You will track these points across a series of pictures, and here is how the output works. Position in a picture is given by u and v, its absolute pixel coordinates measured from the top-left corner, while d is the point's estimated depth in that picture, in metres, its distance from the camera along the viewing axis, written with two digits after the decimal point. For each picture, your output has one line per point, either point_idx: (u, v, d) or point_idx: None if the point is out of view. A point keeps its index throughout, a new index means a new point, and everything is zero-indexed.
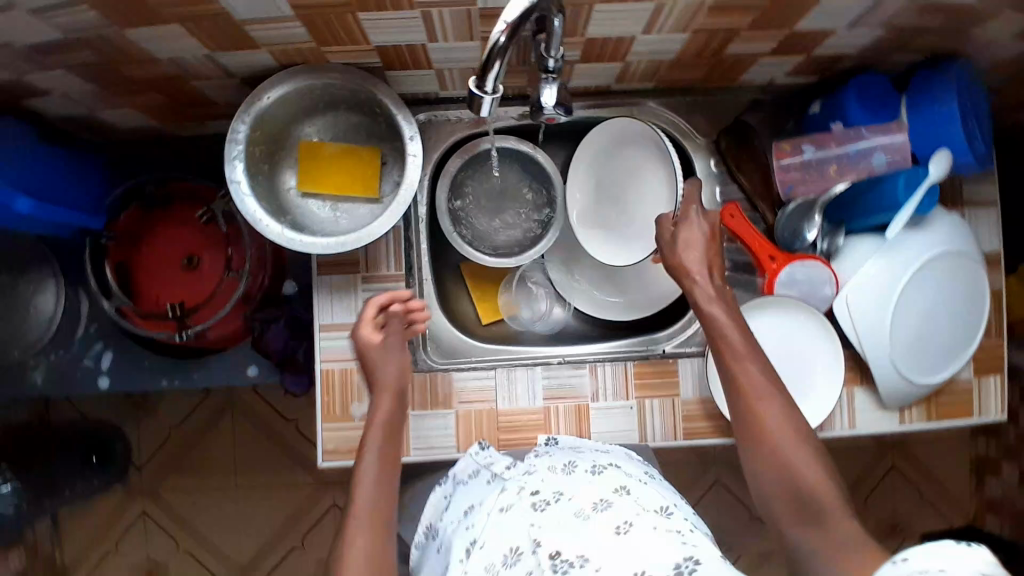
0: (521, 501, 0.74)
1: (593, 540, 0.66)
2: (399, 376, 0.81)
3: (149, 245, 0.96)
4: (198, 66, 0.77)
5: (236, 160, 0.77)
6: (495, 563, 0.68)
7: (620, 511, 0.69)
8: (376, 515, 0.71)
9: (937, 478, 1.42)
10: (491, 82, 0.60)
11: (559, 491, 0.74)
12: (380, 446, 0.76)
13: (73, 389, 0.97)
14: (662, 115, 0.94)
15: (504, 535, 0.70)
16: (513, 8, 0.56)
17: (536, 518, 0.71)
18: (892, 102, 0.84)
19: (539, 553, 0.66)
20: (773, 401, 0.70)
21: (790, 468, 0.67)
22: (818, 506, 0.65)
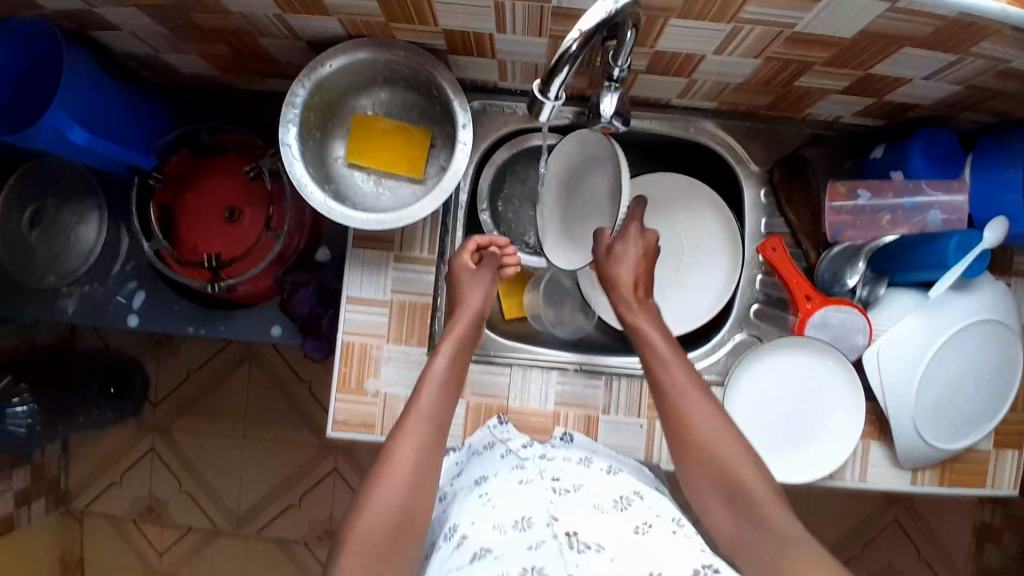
0: (542, 482, 0.74)
1: (611, 531, 0.67)
2: (480, 308, 0.86)
3: (194, 193, 0.98)
4: (267, 25, 0.78)
5: (290, 123, 0.78)
6: (503, 523, 0.68)
7: (638, 513, 0.70)
8: (433, 421, 0.75)
9: (939, 539, 1.39)
10: (555, 89, 0.61)
11: (580, 483, 0.75)
12: (447, 361, 0.80)
13: (104, 321, 1.00)
14: (719, 135, 0.91)
15: (516, 504, 0.70)
16: (591, 17, 0.54)
17: (554, 499, 0.71)
18: (956, 162, 0.81)
19: (555, 527, 0.67)
20: (702, 398, 0.76)
21: (714, 459, 0.72)
22: (750, 496, 0.69)
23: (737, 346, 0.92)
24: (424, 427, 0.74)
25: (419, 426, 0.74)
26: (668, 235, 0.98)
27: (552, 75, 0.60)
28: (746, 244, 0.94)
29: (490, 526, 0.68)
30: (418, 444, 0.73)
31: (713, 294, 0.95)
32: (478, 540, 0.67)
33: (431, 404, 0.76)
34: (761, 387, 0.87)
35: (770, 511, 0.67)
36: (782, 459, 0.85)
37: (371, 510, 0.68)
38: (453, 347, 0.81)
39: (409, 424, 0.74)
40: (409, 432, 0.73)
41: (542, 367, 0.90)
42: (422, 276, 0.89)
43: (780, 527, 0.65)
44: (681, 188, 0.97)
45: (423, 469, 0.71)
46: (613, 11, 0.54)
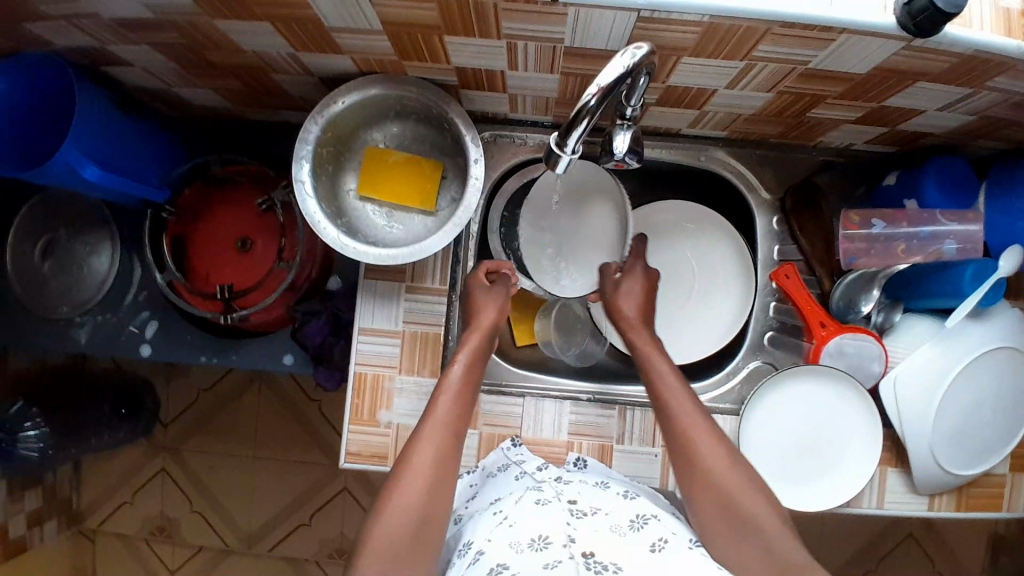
0: (558, 504, 0.73)
1: (628, 551, 0.67)
2: (496, 320, 0.86)
3: (207, 223, 0.99)
4: (279, 61, 0.78)
5: (303, 159, 0.78)
6: (520, 542, 0.67)
7: (654, 530, 0.70)
8: (450, 427, 0.76)
9: (954, 552, 1.38)
10: (572, 142, 0.60)
11: (595, 507, 0.75)
12: (463, 368, 0.81)
13: (116, 351, 1.01)
14: (729, 164, 0.91)
15: (534, 523, 0.69)
16: (609, 71, 0.55)
17: (571, 521, 0.71)
18: (970, 190, 0.80)
19: (573, 549, 0.66)
20: (700, 419, 0.77)
21: (714, 479, 0.72)
22: (749, 520, 0.69)
23: (751, 374, 0.91)
24: (443, 431, 0.75)
25: (434, 430, 0.75)
26: (678, 262, 0.98)
27: (568, 130, 0.59)
28: (758, 272, 0.93)
29: (507, 544, 0.67)
30: (436, 450, 0.73)
31: (726, 321, 0.95)
32: (494, 557, 0.66)
33: (448, 411, 0.77)
34: (777, 414, 0.86)
35: (775, 531, 0.68)
36: (798, 488, 0.84)
37: (388, 515, 0.68)
38: (469, 357, 0.82)
39: (427, 430, 0.75)
40: (427, 437, 0.74)
41: (555, 397, 0.90)
42: (435, 307, 0.89)
43: (781, 550, 0.66)
44: (692, 217, 0.97)
45: (439, 477, 0.72)
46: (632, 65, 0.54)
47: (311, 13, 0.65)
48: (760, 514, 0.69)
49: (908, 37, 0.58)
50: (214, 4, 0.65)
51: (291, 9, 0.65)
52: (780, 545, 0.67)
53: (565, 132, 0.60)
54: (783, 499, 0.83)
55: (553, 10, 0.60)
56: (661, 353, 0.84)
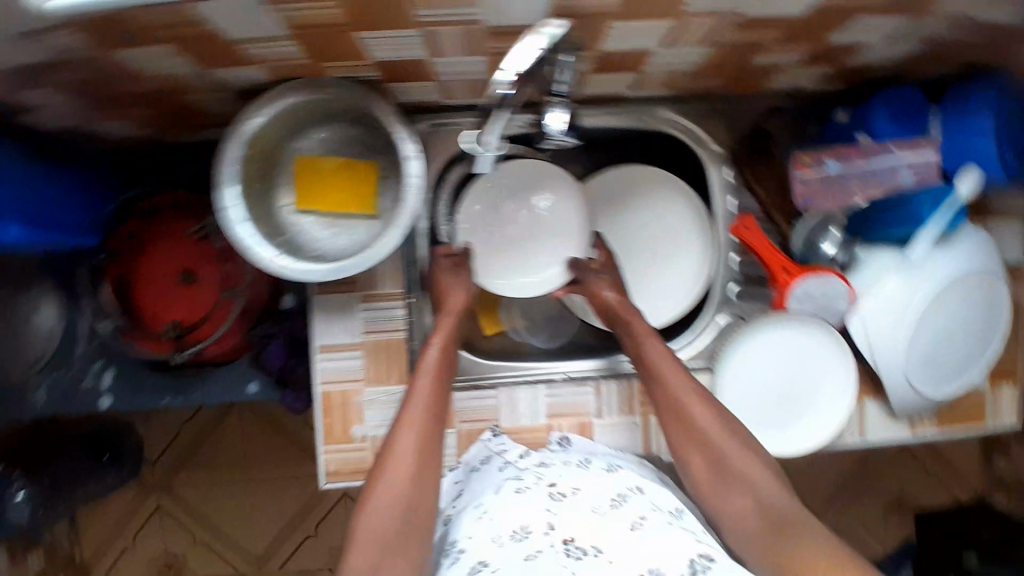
0: (538, 488, 0.73)
1: (608, 531, 0.66)
2: (467, 300, 0.85)
3: (143, 262, 0.93)
4: (190, 81, 0.73)
5: (228, 182, 0.73)
6: (501, 535, 0.67)
7: (633, 507, 0.69)
8: (428, 419, 0.75)
9: (947, 459, 1.37)
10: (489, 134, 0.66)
11: (576, 487, 0.73)
12: (438, 356, 0.79)
13: (77, 408, 0.96)
14: (676, 121, 0.89)
15: (515, 514, 0.69)
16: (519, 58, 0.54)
17: (551, 506, 0.70)
18: (920, 116, 0.80)
19: (553, 536, 0.66)
20: (685, 378, 0.76)
21: (702, 436, 0.73)
22: (736, 475, 0.71)
23: (720, 330, 0.90)
24: (418, 423, 0.74)
25: (412, 424, 0.73)
26: (635, 229, 0.97)
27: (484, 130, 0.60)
28: (716, 226, 0.92)
29: (488, 539, 0.68)
30: (415, 443, 0.73)
31: (688, 282, 0.94)
32: (476, 555, 0.66)
33: (423, 405, 0.75)
34: (751, 366, 0.86)
35: (761, 482, 0.70)
36: (781, 434, 0.85)
37: (373, 511, 0.68)
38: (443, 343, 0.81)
39: (403, 426, 0.73)
40: (405, 431, 0.73)
41: (528, 383, 0.89)
42: (392, 311, 0.86)
43: (763, 500, 0.69)
44: (644, 179, 0.95)
45: (419, 472, 0.71)
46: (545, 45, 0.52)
47: (210, 29, 0.61)
48: (745, 468, 0.71)
49: None
50: (103, 34, 0.60)
51: (187, 29, 0.60)
52: (766, 495, 0.69)
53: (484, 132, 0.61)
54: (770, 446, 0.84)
55: None
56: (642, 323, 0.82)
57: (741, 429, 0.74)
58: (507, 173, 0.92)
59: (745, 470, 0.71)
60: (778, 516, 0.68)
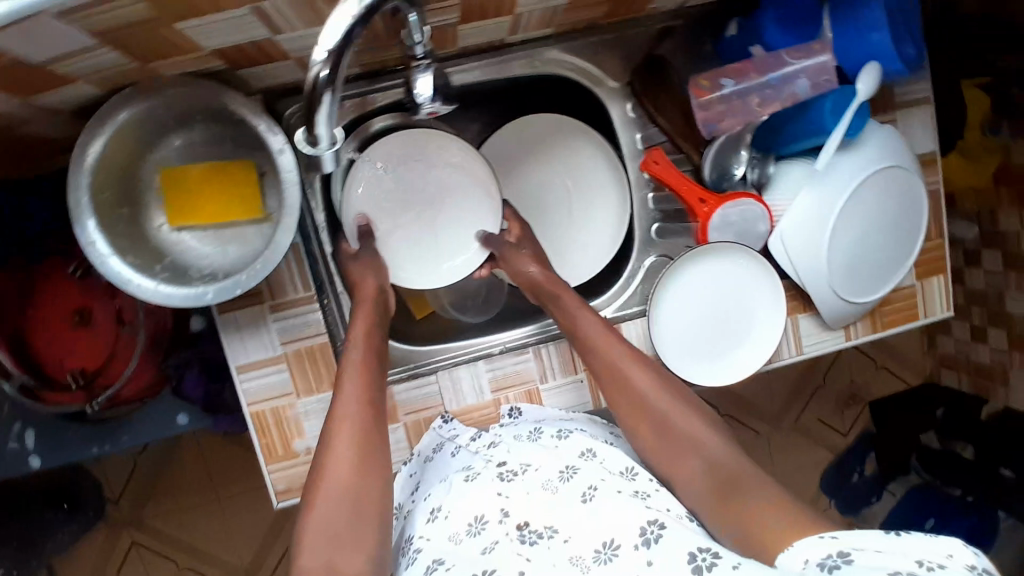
0: (488, 471, 0.71)
1: (560, 509, 0.65)
2: (378, 282, 0.82)
3: (31, 312, 0.86)
4: (11, 114, 0.65)
5: (85, 218, 0.66)
6: (457, 532, 0.66)
7: (584, 477, 0.67)
8: (362, 416, 0.69)
9: (893, 346, 1.40)
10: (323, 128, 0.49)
11: (526, 462, 0.72)
12: (359, 355, 0.74)
13: (4, 473, 0.90)
14: (565, 60, 0.83)
15: (467, 504, 0.68)
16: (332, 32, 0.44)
17: (503, 489, 0.68)
18: (812, 19, 0.77)
19: (508, 522, 0.65)
20: (620, 345, 0.75)
21: (643, 400, 0.72)
22: (681, 435, 0.69)
23: (650, 271, 0.88)
24: (351, 422, 0.68)
25: (348, 421, 0.68)
26: (548, 185, 0.94)
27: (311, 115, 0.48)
28: (626, 165, 0.88)
29: (444, 538, 0.66)
30: (352, 442, 0.67)
31: (612, 228, 0.92)
32: (430, 554, 0.65)
33: (355, 403, 0.69)
34: (685, 301, 0.84)
35: (705, 438, 0.68)
36: (723, 364, 0.84)
37: (314, 520, 0.63)
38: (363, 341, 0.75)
39: (337, 428, 0.68)
40: (340, 433, 0.67)
41: (466, 362, 0.86)
42: (307, 316, 0.81)
43: (708, 456, 0.67)
44: (550, 130, 0.92)
45: (362, 473, 0.65)
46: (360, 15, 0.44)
47: (11, 58, 0.53)
48: (688, 425, 0.69)
49: None
50: None
51: None
52: (711, 451, 0.67)
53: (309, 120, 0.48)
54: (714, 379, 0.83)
55: None
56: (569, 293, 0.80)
57: (680, 390, 0.73)
58: (387, 150, 0.85)
59: (687, 427, 0.69)
60: (724, 468, 0.65)
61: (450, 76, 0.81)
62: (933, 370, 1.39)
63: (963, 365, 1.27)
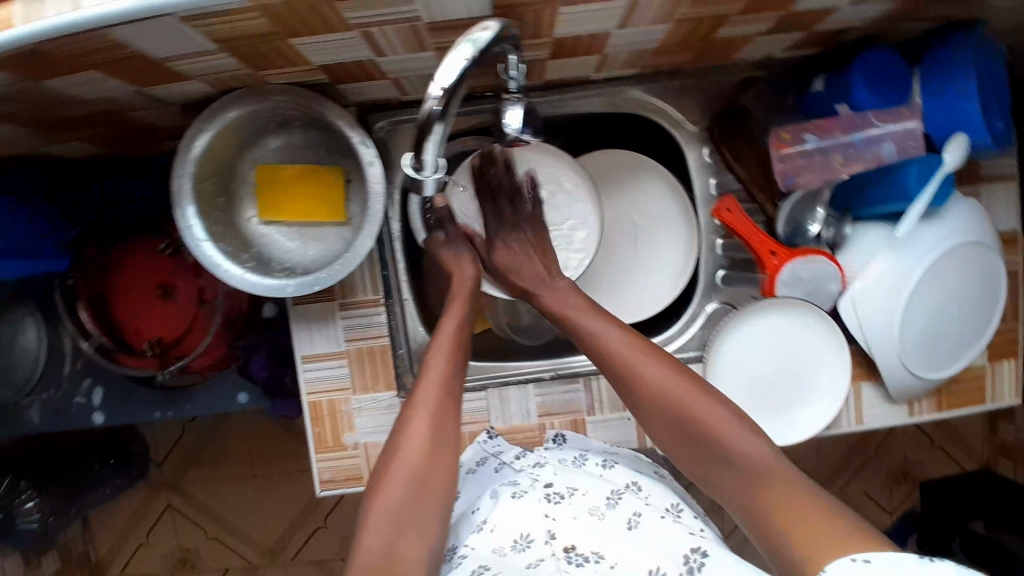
0: (534, 490, 0.71)
1: (606, 536, 0.64)
2: (468, 279, 0.83)
3: (118, 279, 0.93)
4: (131, 101, 0.71)
5: (185, 202, 0.71)
6: (502, 546, 0.65)
7: (628, 504, 0.68)
8: (443, 408, 0.70)
9: (951, 426, 1.35)
10: (429, 161, 0.54)
11: (573, 486, 0.71)
12: (443, 344, 0.76)
13: (72, 424, 0.97)
14: (647, 101, 0.85)
15: (512, 521, 0.67)
16: (446, 72, 0.46)
17: (549, 511, 0.68)
18: (904, 83, 0.74)
19: (554, 544, 0.64)
20: (658, 364, 0.70)
21: (683, 416, 0.67)
22: (730, 457, 0.64)
23: (710, 317, 0.88)
24: (431, 410, 0.70)
25: (425, 407, 0.70)
26: (617, 219, 0.94)
27: (421, 144, 0.52)
28: (698, 211, 0.89)
29: (487, 549, 0.66)
30: (429, 430, 0.68)
31: (676, 271, 0.92)
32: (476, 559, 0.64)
33: (435, 395, 0.71)
34: (748, 356, 0.83)
35: (760, 459, 0.63)
36: (786, 424, 0.83)
37: (383, 499, 0.65)
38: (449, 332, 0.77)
39: (413, 414, 0.69)
40: (417, 420, 0.69)
41: (517, 383, 0.88)
42: (374, 319, 0.85)
43: (757, 473, 0.62)
44: (624, 165, 0.92)
45: (435, 463, 0.67)
46: (473, 57, 0.46)
47: (133, 51, 0.58)
48: (734, 445, 0.64)
49: None
50: (24, 64, 0.58)
51: (110, 52, 0.57)
52: (766, 472, 0.62)
53: (419, 148, 0.52)
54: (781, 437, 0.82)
55: None
56: (595, 312, 0.77)
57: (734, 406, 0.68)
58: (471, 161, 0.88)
59: (738, 447, 0.64)
60: (772, 488, 0.61)
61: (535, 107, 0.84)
62: (991, 457, 1.34)
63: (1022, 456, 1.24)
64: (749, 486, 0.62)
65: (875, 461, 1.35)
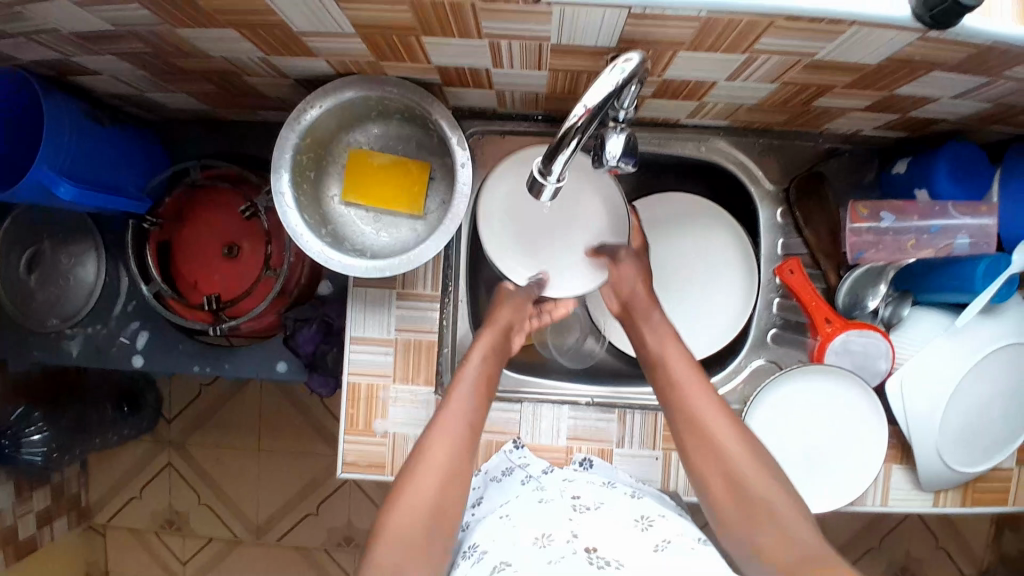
0: (561, 500, 0.69)
1: (631, 548, 0.61)
2: (511, 321, 0.85)
3: (190, 230, 0.95)
4: (252, 65, 0.74)
5: (282, 169, 0.74)
6: (524, 542, 0.62)
7: (658, 530, 0.64)
8: (473, 413, 0.75)
9: (959, 530, 1.34)
10: (556, 168, 0.59)
11: (600, 500, 0.70)
12: (484, 364, 0.79)
13: (109, 363, 0.98)
14: (730, 153, 0.88)
15: (536, 524, 0.64)
16: (595, 92, 0.53)
17: (573, 516, 0.66)
18: (983, 181, 0.78)
19: (575, 543, 0.61)
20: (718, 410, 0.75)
21: (718, 446, 0.73)
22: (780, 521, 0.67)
23: (754, 373, 0.89)
24: (461, 420, 0.74)
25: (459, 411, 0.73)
26: (677, 262, 0.96)
27: (554, 153, 0.58)
28: (761, 267, 0.91)
29: (512, 546, 0.62)
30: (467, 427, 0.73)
31: (726, 325, 0.93)
32: (497, 557, 0.61)
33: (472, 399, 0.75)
34: (779, 416, 0.83)
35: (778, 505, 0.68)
36: (816, 491, 0.82)
37: (415, 490, 0.67)
38: (483, 357, 0.79)
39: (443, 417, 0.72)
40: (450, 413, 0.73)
41: (554, 402, 0.88)
42: (426, 313, 0.86)
43: (774, 512, 0.67)
44: (691, 214, 0.95)
45: (454, 474, 0.70)
46: (620, 84, 0.53)
47: (278, 19, 0.61)
48: (757, 479, 0.70)
49: (923, 28, 0.54)
50: (171, 11, 0.61)
51: (257, 16, 0.61)
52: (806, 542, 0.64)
53: (550, 156, 0.58)
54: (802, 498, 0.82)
55: (537, 10, 0.56)
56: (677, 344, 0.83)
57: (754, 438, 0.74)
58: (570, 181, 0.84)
59: (765, 495, 0.68)
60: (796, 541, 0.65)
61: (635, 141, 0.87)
62: (991, 567, 1.33)
63: None
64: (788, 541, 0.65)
65: (878, 551, 1.33)
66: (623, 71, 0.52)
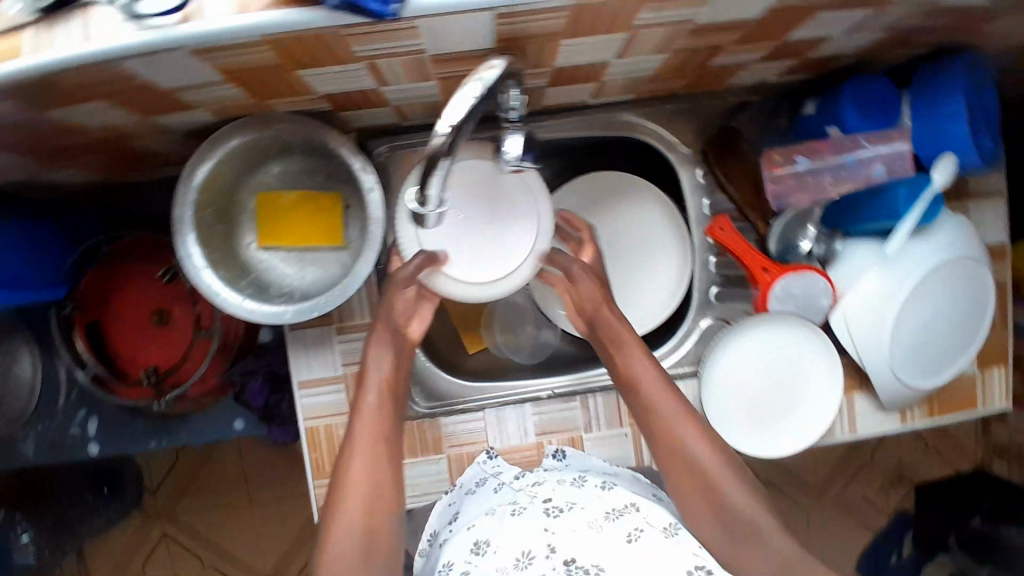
0: (533, 507, 0.68)
1: (607, 548, 0.61)
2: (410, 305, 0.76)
3: (115, 305, 0.92)
4: (135, 130, 0.71)
5: (185, 229, 0.71)
6: (503, 566, 0.62)
7: (629, 521, 0.65)
8: (385, 421, 0.72)
9: (947, 432, 1.37)
10: (432, 191, 0.57)
11: (573, 501, 0.69)
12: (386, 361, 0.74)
13: (66, 457, 0.95)
14: (639, 124, 0.88)
15: (511, 541, 0.64)
16: (456, 106, 0.50)
17: (549, 525, 0.65)
18: (894, 108, 0.77)
19: (553, 557, 0.60)
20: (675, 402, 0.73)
21: (670, 439, 0.72)
22: (744, 517, 0.67)
23: (704, 334, 0.90)
24: (370, 433, 0.71)
25: (369, 426, 0.71)
26: (613, 238, 0.96)
27: (426, 178, 0.55)
28: (692, 229, 0.91)
29: (492, 569, 0.62)
30: (375, 438, 0.70)
31: (668, 295, 0.93)
32: None
33: (374, 409, 0.72)
34: (735, 371, 0.84)
35: (748, 505, 0.67)
36: (778, 434, 0.85)
37: (346, 513, 0.66)
38: (382, 354, 0.74)
39: (357, 437, 0.70)
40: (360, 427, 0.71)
41: (515, 403, 0.88)
42: None
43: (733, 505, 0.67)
44: (616, 189, 0.95)
45: (380, 493, 0.68)
46: (482, 93, 0.50)
47: (142, 81, 0.58)
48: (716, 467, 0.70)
49: None
50: (32, 98, 0.57)
51: (121, 84, 0.58)
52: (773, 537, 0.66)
53: (423, 180, 0.55)
54: (763, 453, 0.84)
55: (402, 26, 0.53)
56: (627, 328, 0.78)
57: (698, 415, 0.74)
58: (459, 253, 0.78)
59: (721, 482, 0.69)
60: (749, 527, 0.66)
61: (544, 129, 0.87)
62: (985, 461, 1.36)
63: (1015, 457, 1.26)
64: (748, 539, 0.66)
65: (871, 467, 1.37)
66: (483, 81, 0.50)
